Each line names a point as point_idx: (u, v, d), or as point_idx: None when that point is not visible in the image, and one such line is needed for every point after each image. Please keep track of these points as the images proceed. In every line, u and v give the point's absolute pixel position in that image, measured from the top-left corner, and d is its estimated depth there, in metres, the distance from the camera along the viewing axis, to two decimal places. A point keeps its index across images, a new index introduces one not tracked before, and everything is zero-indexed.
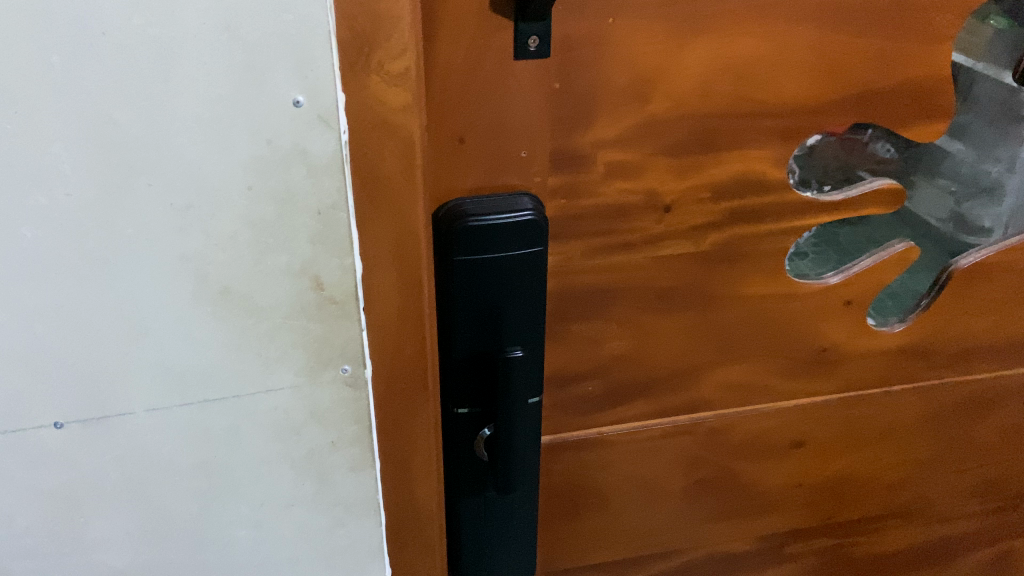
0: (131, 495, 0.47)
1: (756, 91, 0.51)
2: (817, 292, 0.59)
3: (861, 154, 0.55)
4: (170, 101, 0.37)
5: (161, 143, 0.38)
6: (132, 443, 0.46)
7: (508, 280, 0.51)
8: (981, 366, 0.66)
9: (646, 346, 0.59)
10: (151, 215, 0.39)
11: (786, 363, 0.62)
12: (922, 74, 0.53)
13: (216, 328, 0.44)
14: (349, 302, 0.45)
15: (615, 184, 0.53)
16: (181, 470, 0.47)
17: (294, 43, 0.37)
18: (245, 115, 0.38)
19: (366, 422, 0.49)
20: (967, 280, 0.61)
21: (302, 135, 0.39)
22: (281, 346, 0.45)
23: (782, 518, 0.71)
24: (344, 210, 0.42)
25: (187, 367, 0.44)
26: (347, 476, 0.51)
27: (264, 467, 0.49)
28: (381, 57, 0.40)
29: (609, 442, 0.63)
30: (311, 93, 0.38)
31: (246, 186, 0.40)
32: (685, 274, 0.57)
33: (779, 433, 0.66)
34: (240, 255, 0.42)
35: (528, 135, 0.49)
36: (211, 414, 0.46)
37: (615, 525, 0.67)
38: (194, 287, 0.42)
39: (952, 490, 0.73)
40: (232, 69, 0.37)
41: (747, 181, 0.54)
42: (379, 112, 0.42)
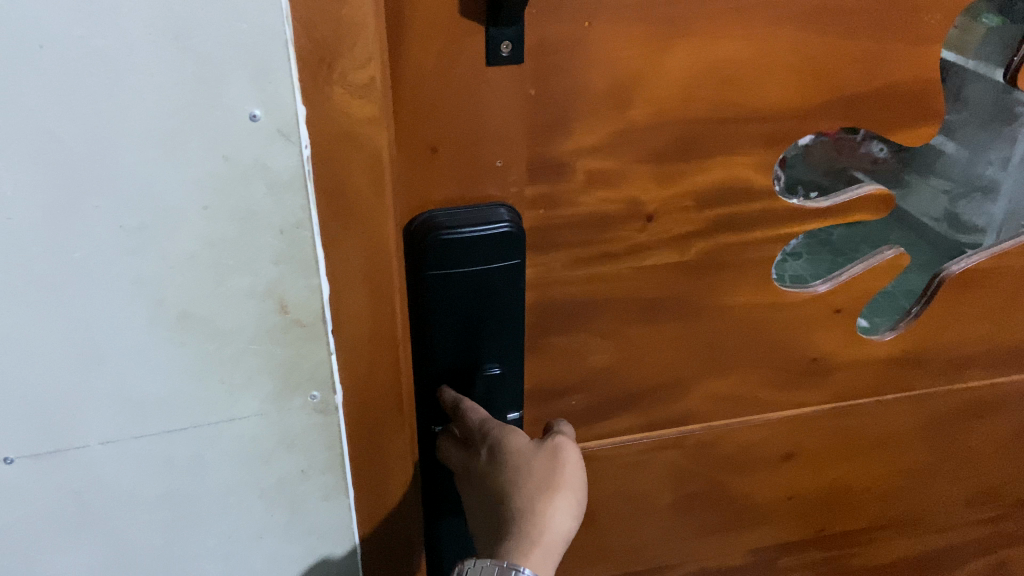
0: (94, 525, 0.46)
1: (740, 95, 0.49)
2: (806, 301, 0.58)
3: (854, 154, 0.54)
4: (119, 117, 0.35)
5: (108, 160, 0.36)
6: (92, 473, 0.44)
7: (485, 295, 0.49)
8: (976, 374, 0.65)
9: (631, 359, 0.58)
10: (100, 237, 0.38)
11: (776, 374, 0.61)
12: (916, 75, 0.50)
13: (175, 353, 0.42)
14: (317, 323, 0.44)
15: (594, 193, 0.51)
16: (140, 504, 0.46)
17: (250, 53, 0.35)
18: (199, 130, 0.37)
19: (338, 446, 0.49)
20: (961, 287, 0.60)
21: (261, 151, 0.38)
22: (245, 370, 0.44)
23: (772, 531, 0.69)
24: (309, 228, 0.41)
25: (145, 395, 0.43)
26: (320, 503, 0.51)
27: (231, 497, 0.48)
28: (344, 66, 0.39)
29: (595, 458, 0.61)
30: (269, 107, 0.37)
31: (203, 205, 0.39)
32: (670, 285, 0.55)
33: (769, 445, 0.64)
34: (199, 276, 0.41)
35: (503, 143, 0.47)
36: (173, 443, 0.45)
37: (602, 542, 0.65)
38: (150, 312, 0.41)
39: (946, 499, 0.72)
40: (183, 81, 0.35)
41: (732, 188, 0.53)
42: (345, 123, 0.40)
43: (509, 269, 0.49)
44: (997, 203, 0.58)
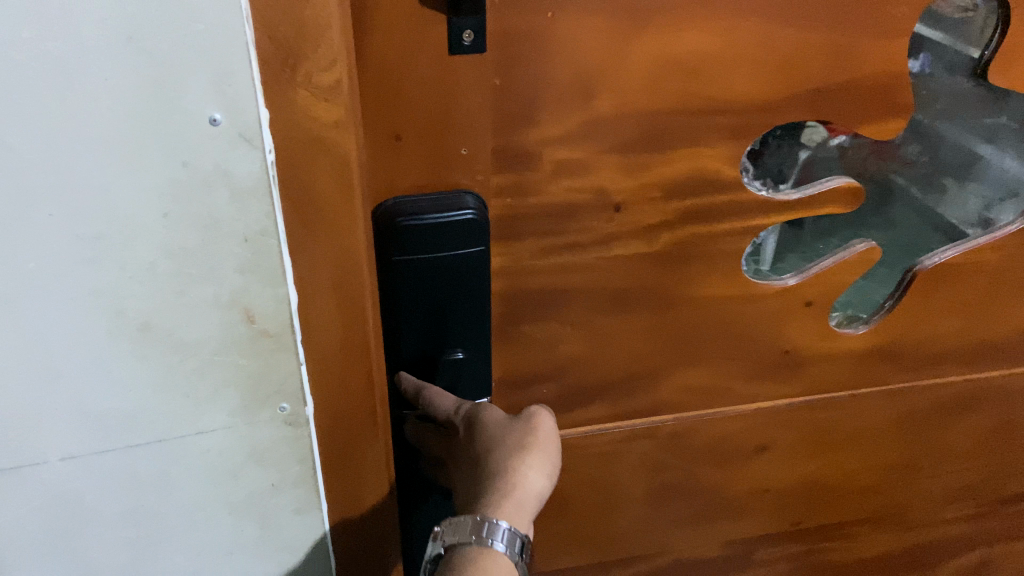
0: (57, 538, 0.47)
1: (705, 88, 0.50)
2: (777, 294, 0.58)
3: (893, 157, 0.55)
4: (76, 125, 0.36)
5: (60, 167, 0.37)
6: (50, 493, 0.46)
7: (450, 281, 0.50)
8: (953, 369, 0.65)
9: (602, 349, 0.58)
10: (57, 246, 0.39)
11: (748, 365, 0.61)
12: (885, 73, 0.51)
13: (138, 365, 0.43)
14: (284, 333, 0.45)
15: (561, 182, 0.52)
16: (103, 521, 0.48)
17: (212, 56, 0.36)
18: (159, 135, 0.37)
19: (309, 460, 0.50)
20: (935, 280, 0.60)
21: (224, 155, 0.39)
22: (213, 382, 0.45)
23: (748, 524, 0.70)
24: (273, 236, 0.42)
25: (108, 409, 0.44)
26: (292, 517, 0.52)
27: (199, 512, 0.50)
28: (308, 69, 0.39)
29: (567, 446, 0.62)
30: (230, 111, 0.38)
31: (162, 213, 0.39)
32: (639, 275, 0.56)
33: (743, 439, 0.64)
34: (161, 286, 0.41)
35: (468, 132, 0.48)
36: (139, 458, 0.46)
37: (577, 530, 0.66)
38: (110, 323, 0.42)
39: (927, 496, 0.72)
40: (141, 84, 0.36)
41: (700, 180, 0.53)
42: (310, 127, 0.41)
43: (475, 260, 0.50)
44: (972, 197, 0.57)
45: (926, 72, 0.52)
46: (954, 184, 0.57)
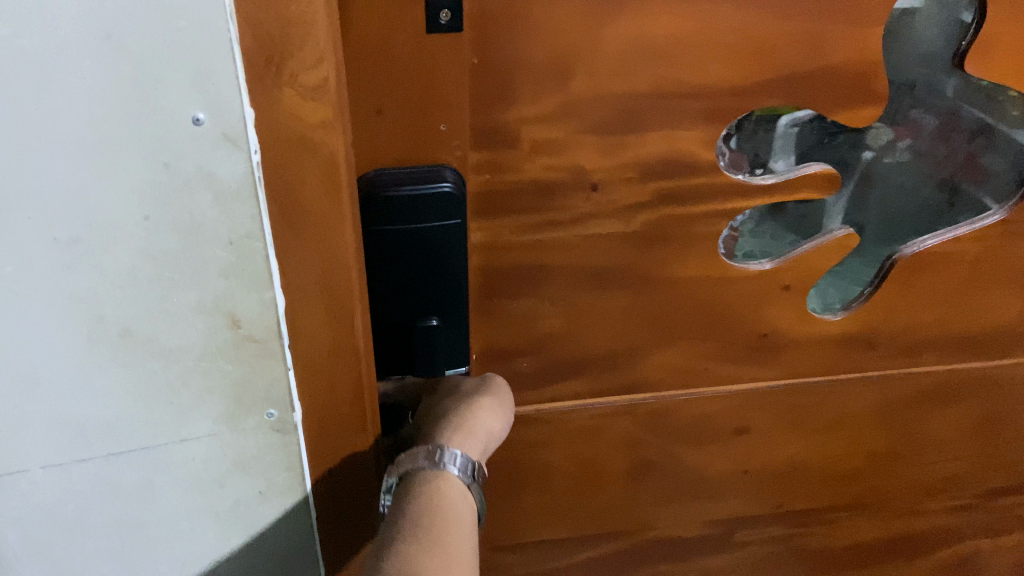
0: (45, 547, 0.49)
1: (681, 71, 0.51)
2: (753, 277, 0.59)
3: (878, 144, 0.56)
4: (50, 126, 0.37)
5: (35, 168, 0.38)
6: (29, 499, 0.47)
7: (429, 252, 0.52)
8: (933, 358, 0.66)
9: (581, 325, 0.60)
10: (36, 250, 0.40)
11: (725, 347, 0.63)
12: (860, 62, 0.52)
13: (119, 372, 0.44)
14: (271, 339, 0.46)
15: (539, 160, 0.54)
16: (86, 528, 0.49)
17: (191, 53, 0.37)
18: (139, 137, 0.38)
19: (297, 468, 0.51)
20: (913, 268, 0.61)
21: (207, 158, 0.39)
22: (197, 389, 0.46)
23: (728, 503, 0.71)
24: (259, 239, 0.42)
25: (88, 418, 0.45)
26: (278, 527, 0.53)
27: (187, 520, 0.51)
28: (293, 67, 0.39)
29: (547, 420, 0.64)
30: (212, 111, 0.38)
31: (143, 216, 0.40)
32: (617, 255, 0.58)
33: (721, 419, 0.66)
34: (142, 292, 0.42)
35: (446, 109, 0.50)
36: (121, 466, 0.47)
37: (558, 504, 0.68)
38: (90, 331, 0.43)
39: (908, 485, 0.74)
40: (120, 78, 0.36)
41: (675, 162, 0.55)
42: (296, 128, 0.41)
43: (453, 233, 0.52)
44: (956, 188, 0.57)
45: (896, 60, 0.53)
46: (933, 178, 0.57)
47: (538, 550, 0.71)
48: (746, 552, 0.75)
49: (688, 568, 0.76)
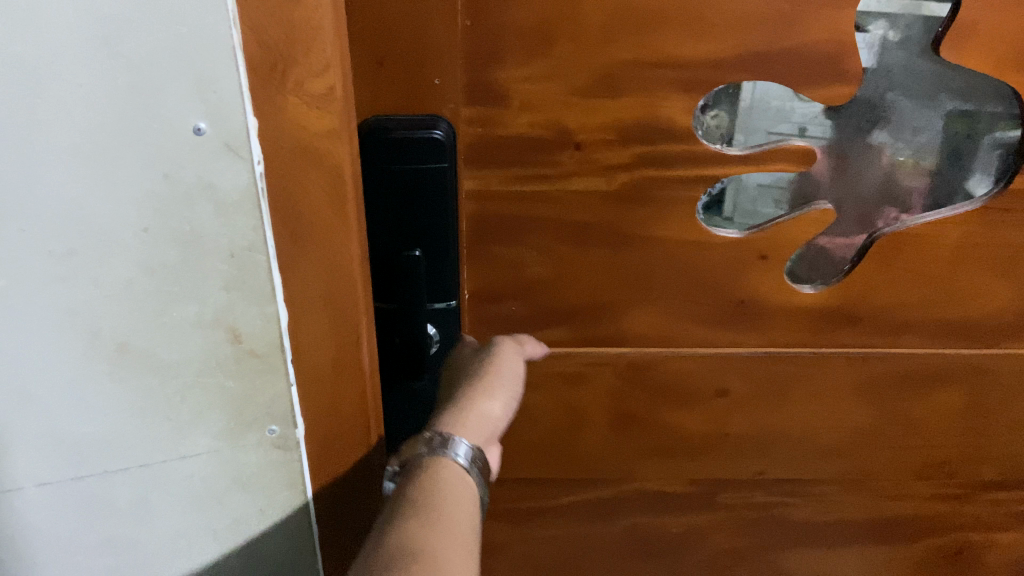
0: (53, 552, 0.55)
1: (657, 42, 0.55)
2: (730, 243, 0.63)
3: (834, 130, 0.58)
4: (49, 138, 0.42)
5: (34, 179, 0.43)
6: (30, 517, 0.53)
7: (423, 190, 0.58)
8: (916, 340, 0.67)
9: (565, 275, 0.65)
10: (36, 264, 0.45)
11: (703, 309, 0.66)
12: (832, 37, 0.54)
13: (119, 386, 0.49)
14: (273, 353, 0.50)
15: (525, 119, 0.59)
16: (85, 546, 0.55)
17: (196, 64, 0.41)
18: (144, 150, 0.43)
19: (298, 489, 0.56)
20: (892, 247, 0.62)
21: (207, 168, 0.44)
22: (197, 403, 0.51)
23: (708, 464, 0.75)
24: (260, 251, 0.47)
25: (82, 436, 0.51)
26: (279, 546, 0.58)
27: (183, 538, 0.56)
28: (299, 74, 0.43)
29: (533, 364, 0.69)
30: (214, 120, 0.43)
31: (143, 227, 0.45)
32: (599, 211, 0.62)
33: (701, 379, 0.70)
34: (144, 304, 0.47)
35: (440, 63, 0.56)
36: (118, 482, 0.53)
37: (544, 444, 0.74)
38: (88, 348, 0.48)
39: (892, 465, 0.76)
40: (118, 90, 0.41)
41: (653, 128, 0.59)
42: (301, 136, 0.45)
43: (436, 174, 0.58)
44: (930, 172, 0.59)
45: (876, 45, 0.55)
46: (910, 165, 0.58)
47: (526, 488, 0.77)
48: (726, 515, 0.79)
49: (671, 526, 0.80)
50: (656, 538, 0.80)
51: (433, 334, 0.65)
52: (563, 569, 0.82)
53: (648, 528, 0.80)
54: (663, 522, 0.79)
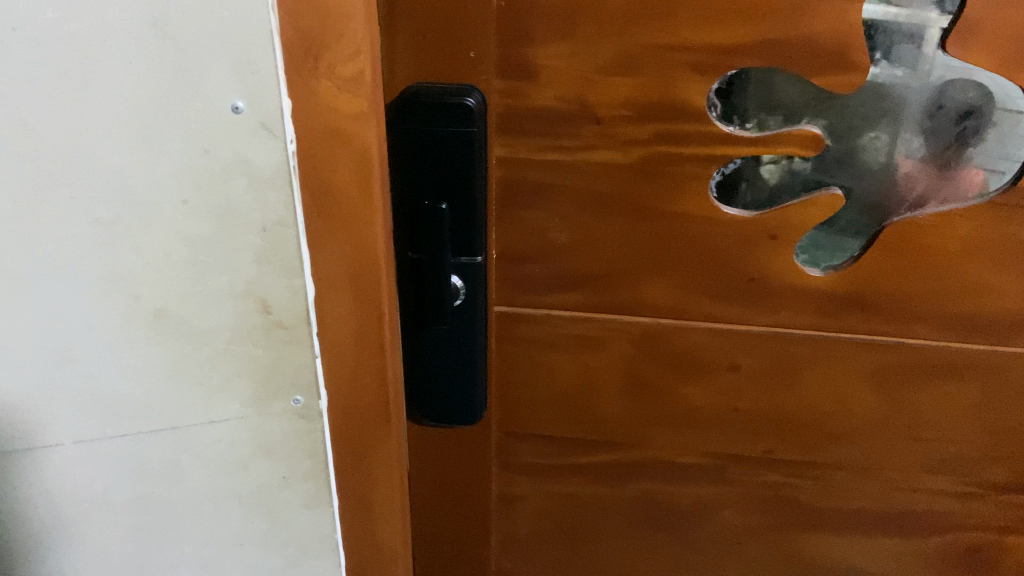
0: (82, 512, 0.56)
1: (675, 27, 0.57)
2: (740, 223, 0.64)
3: (831, 114, 0.58)
4: (95, 111, 0.44)
5: (80, 148, 0.45)
6: (63, 474, 0.55)
7: (452, 150, 0.61)
8: (931, 330, 0.66)
9: (584, 242, 0.67)
10: (77, 227, 0.47)
11: (715, 284, 0.67)
12: (837, 36, 0.55)
13: (153, 348, 0.52)
14: (300, 324, 0.53)
15: (550, 92, 0.61)
16: (115, 507, 0.57)
17: (237, 47, 0.44)
18: (184, 127, 0.45)
19: (319, 456, 0.59)
20: (902, 236, 0.62)
21: (244, 145, 0.46)
22: (226, 370, 0.54)
23: (717, 436, 0.75)
24: (291, 227, 0.50)
25: (117, 396, 0.53)
26: (301, 508, 0.61)
27: (209, 501, 0.58)
28: (332, 59, 0.46)
29: (554, 322, 0.72)
30: (252, 101, 0.45)
31: (182, 200, 0.47)
32: (618, 182, 0.64)
33: (712, 352, 0.71)
34: (179, 273, 0.50)
35: (476, 37, 0.60)
36: (148, 443, 0.55)
37: (558, 401, 0.76)
38: (129, 310, 0.50)
39: (908, 462, 0.73)
40: (163, 68, 0.43)
41: (669, 107, 0.60)
42: (332, 118, 0.48)
43: (463, 137, 0.61)
44: (925, 164, 0.59)
45: (881, 40, 0.55)
46: (902, 155, 0.59)
47: (546, 445, 0.80)
48: (739, 490, 0.78)
49: (682, 496, 0.80)
50: (671, 509, 0.81)
51: (458, 288, 0.68)
52: (574, 531, 0.85)
53: (662, 495, 0.80)
54: (676, 491, 0.80)
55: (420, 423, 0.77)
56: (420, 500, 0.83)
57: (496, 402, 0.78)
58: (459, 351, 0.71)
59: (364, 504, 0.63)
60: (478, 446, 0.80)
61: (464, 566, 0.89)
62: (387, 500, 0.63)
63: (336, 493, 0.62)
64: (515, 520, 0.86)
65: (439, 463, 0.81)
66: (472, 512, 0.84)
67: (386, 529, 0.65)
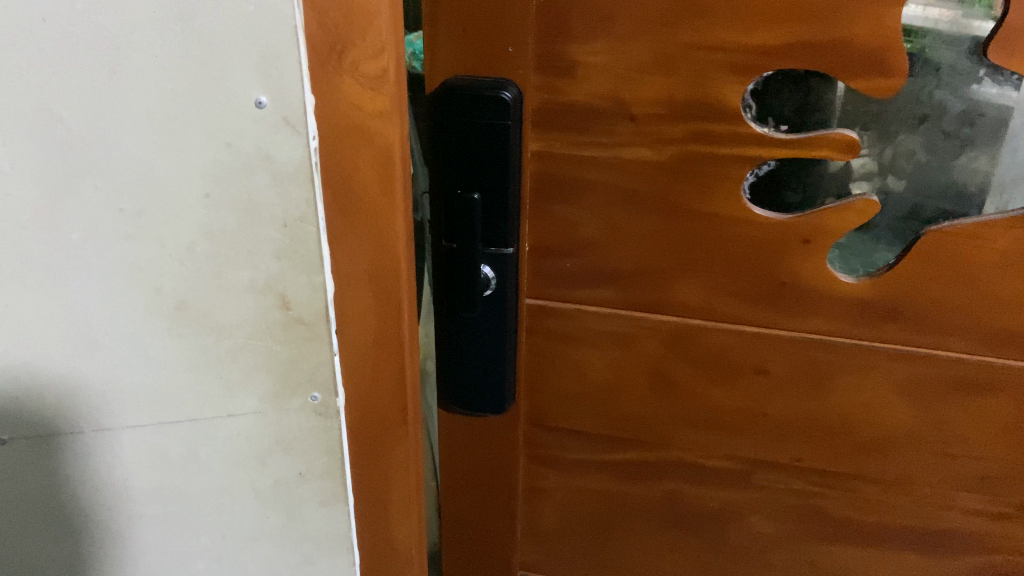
0: (103, 496, 0.57)
1: (712, 28, 0.56)
2: (773, 226, 0.62)
3: (869, 117, 0.58)
4: (121, 102, 0.44)
5: (106, 139, 0.45)
6: (85, 459, 0.55)
7: (485, 142, 0.61)
8: (968, 346, 0.64)
9: (616, 239, 0.67)
10: (103, 217, 0.47)
11: (745, 288, 0.66)
12: (878, 41, 0.53)
13: (174, 338, 0.52)
14: (319, 321, 0.53)
15: (583, 89, 0.61)
16: (136, 495, 0.58)
17: (261, 41, 0.44)
18: (208, 121, 0.45)
19: (336, 454, 0.59)
20: (939, 247, 0.60)
21: (267, 140, 0.46)
22: (246, 364, 0.54)
23: (745, 441, 0.74)
24: (311, 223, 0.50)
25: (139, 384, 0.53)
26: (319, 503, 0.61)
27: (226, 495, 0.59)
28: (356, 56, 0.47)
29: (584, 318, 0.71)
30: (275, 96, 0.45)
31: (205, 193, 0.48)
32: (650, 180, 0.63)
33: (742, 356, 0.69)
34: (200, 265, 0.50)
35: (513, 32, 0.59)
36: (168, 432, 0.56)
37: (585, 397, 0.76)
38: (152, 301, 0.51)
39: (940, 476, 0.71)
40: (189, 61, 0.44)
41: (702, 106, 0.59)
42: (355, 115, 0.48)
43: (497, 130, 0.61)
44: (963, 170, 0.58)
45: (920, 46, 0.55)
46: (941, 161, 0.59)
47: (573, 440, 0.80)
48: (764, 496, 0.77)
49: (708, 500, 0.79)
50: (696, 513, 0.80)
51: (490, 278, 0.67)
52: (597, 528, 0.85)
53: (687, 498, 0.80)
54: (702, 495, 0.79)
55: (454, 411, 0.78)
56: (448, 487, 0.84)
57: (526, 393, 0.77)
58: (488, 341, 0.71)
59: (381, 493, 0.63)
60: (502, 439, 0.80)
61: (485, 559, 0.89)
62: (404, 493, 0.63)
63: (352, 490, 0.62)
64: (539, 513, 0.86)
65: (464, 452, 0.82)
66: (498, 505, 0.85)
67: (402, 521, 0.65)
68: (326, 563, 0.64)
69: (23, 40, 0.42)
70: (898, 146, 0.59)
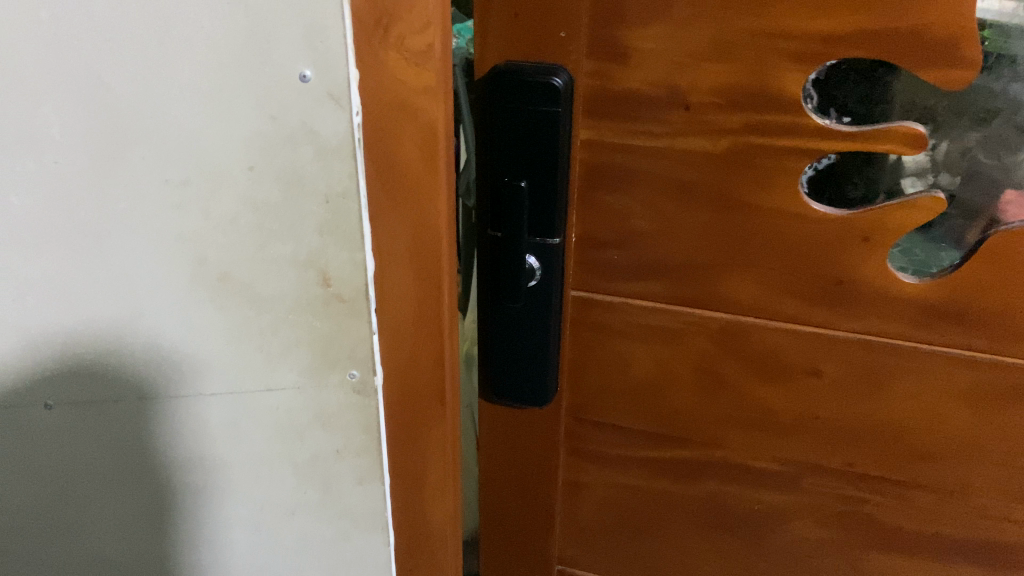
0: (143, 461, 0.58)
1: (774, 12, 0.54)
2: (831, 220, 0.60)
3: (940, 111, 0.54)
4: (168, 72, 0.45)
5: (152, 109, 0.46)
6: (127, 424, 0.57)
7: (533, 126, 0.60)
8: None
9: (666, 231, 0.65)
10: (149, 186, 0.48)
11: (799, 285, 0.64)
12: (946, 29, 0.51)
13: (214, 310, 0.53)
14: (358, 299, 0.53)
15: (636, 75, 0.59)
16: (176, 462, 0.59)
17: (307, 13, 0.44)
18: (253, 93, 0.46)
19: (372, 433, 0.59)
20: (1005, 247, 0.57)
21: (311, 113, 0.47)
22: (285, 338, 0.54)
23: (793, 443, 0.72)
24: (353, 199, 0.50)
25: (180, 354, 0.54)
26: (355, 481, 0.61)
27: (263, 468, 0.60)
28: (401, 31, 0.46)
29: (631, 310, 0.70)
30: (320, 69, 0.45)
31: (249, 165, 0.48)
32: (704, 170, 0.61)
33: (794, 355, 0.67)
34: (242, 238, 0.50)
35: (565, 15, 0.58)
36: (208, 402, 0.56)
37: (628, 390, 0.75)
38: (195, 272, 0.51)
39: (998, 487, 0.68)
40: (236, 32, 0.44)
41: (759, 95, 0.57)
42: (400, 92, 0.48)
43: (547, 117, 0.60)
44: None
45: (997, 42, 0.51)
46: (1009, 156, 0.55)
47: (616, 434, 0.78)
48: (810, 500, 0.75)
49: (755, 501, 0.77)
50: (738, 514, 0.79)
51: (535, 268, 0.67)
52: (636, 524, 0.84)
53: (730, 498, 0.78)
54: (746, 495, 0.77)
55: (490, 401, 0.77)
56: (487, 478, 0.84)
57: (569, 385, 0.76)
58: (531, 331, 0.70)
59: (420, 477, 0.63)
60: (543, 431, 0.79)
61: (523, 551, 0.88)
62: (442, 478, 0.63)
63: (388, 470, 0.63)
64: (578, 507, 0.85)
65: (505, 444, 0.81)
66: (538, 497, 0.84)
67: (439, 507, 0.64)
68: (363, 541, 0.65)
69: (74, 9, 0.43)
70: (954, 141, 0.55)
